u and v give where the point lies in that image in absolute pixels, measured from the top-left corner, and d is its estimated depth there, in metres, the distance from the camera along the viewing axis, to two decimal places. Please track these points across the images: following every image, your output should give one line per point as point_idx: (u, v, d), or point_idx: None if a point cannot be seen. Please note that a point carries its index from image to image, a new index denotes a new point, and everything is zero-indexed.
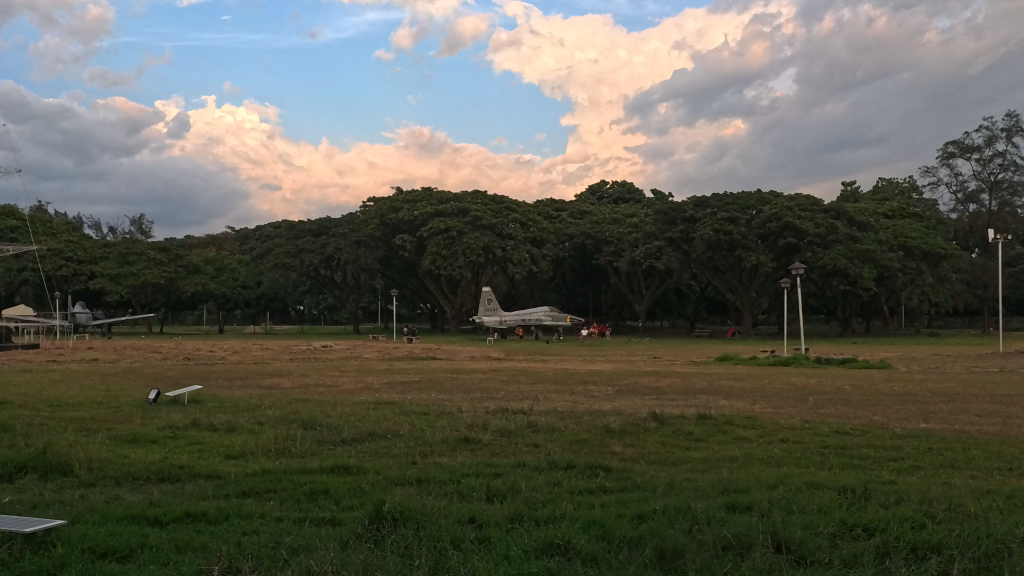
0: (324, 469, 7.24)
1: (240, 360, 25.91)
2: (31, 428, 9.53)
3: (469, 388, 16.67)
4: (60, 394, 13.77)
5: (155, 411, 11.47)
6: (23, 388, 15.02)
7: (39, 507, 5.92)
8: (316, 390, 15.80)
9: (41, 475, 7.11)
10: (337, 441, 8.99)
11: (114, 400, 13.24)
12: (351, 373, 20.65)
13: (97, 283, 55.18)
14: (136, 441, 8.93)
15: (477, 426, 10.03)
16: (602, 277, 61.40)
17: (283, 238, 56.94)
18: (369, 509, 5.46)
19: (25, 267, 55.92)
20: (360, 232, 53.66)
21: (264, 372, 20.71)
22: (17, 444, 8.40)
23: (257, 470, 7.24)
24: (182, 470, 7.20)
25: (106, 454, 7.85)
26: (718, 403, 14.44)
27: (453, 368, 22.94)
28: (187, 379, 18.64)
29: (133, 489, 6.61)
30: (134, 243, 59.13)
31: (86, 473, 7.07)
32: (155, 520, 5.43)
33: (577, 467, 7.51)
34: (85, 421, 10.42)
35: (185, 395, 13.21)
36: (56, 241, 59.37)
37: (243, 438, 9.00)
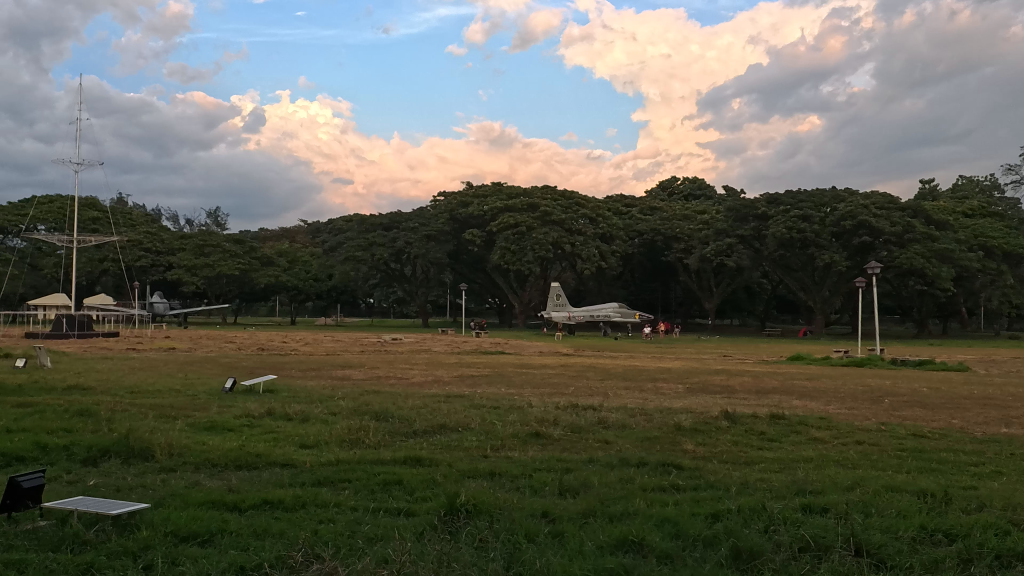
0: (397, 461, 7.30)
1: (313, 351, 26.30)
2: (114, 414, 9.83)
3: (539, 383, 16.67)
4: (138, 383, 14.09)
5: (231, 400, 11.70)
6: (104, 376, 15.39)
7: (122, 491, 6.08)
8: (387, 381, 15.96)
9: (124, 459, 7.29)
10: (409, 433, 9.06)
11: (192, 388, 13.52)
12: (422, 367, 20.77)
13: (175, 274, 56.65)
14: (213, 429, 9.11)
15: (548, 421, 10.02)
16: (671, 274, 60.93)
17: (354, 231, 57.58)
18: (443, 501, 5.48)
19: (106, 257, 57.47)
20: (430, 226, 54.06)
21: (335, 364, 20.92)
22: (101, 430, 8.64)
23: (332, 460, 7.33)
24: (258, 458, 7.32)
25: (187, 441, 8.02)
26: (792, 404, 14.18)
27: (522, 363, 22.96)
28: (261, 369, 18.93)
29: (212, 475, 6.75)
30: (210, 235, 60.36)
31: (166, 459, 7.24)
32: (233, 506, 5.54)
33: (648, 465, 7.47)
34: (164, 408, 10.65)
35: (259, 385, 13.47)
36: (136, 233, 60.83)
37: (318, 429, 9.13)
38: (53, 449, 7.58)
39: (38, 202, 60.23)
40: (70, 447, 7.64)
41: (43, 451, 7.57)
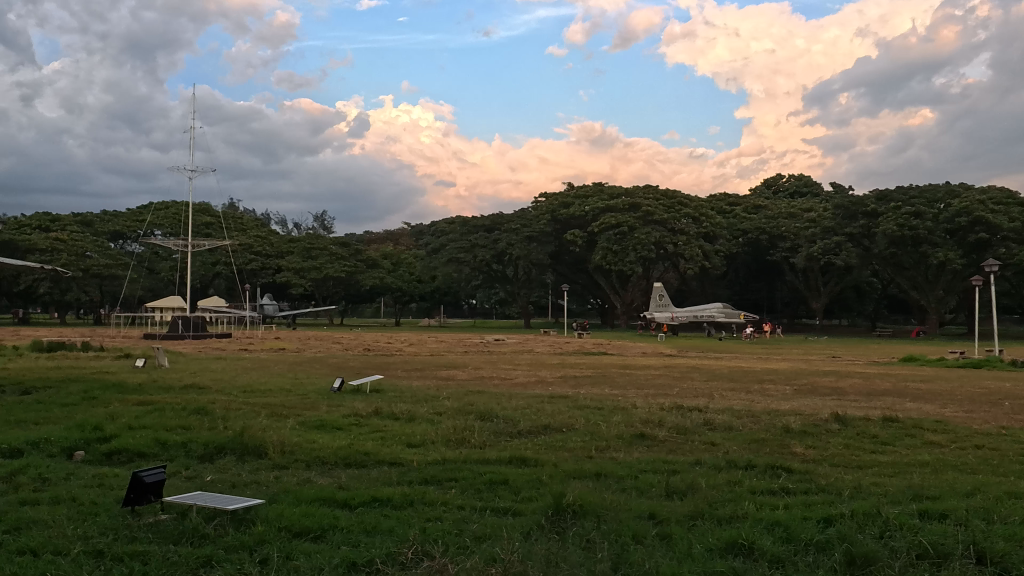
0: (503, 461, 7.34)
1: (418, 352, 26.63)
2: (229, 412, 10.14)
3: (643, 384, 16.57)
4: (252, 382, 14.53)
5: (339, 400, 11.97)
6: (219, 375, 15.92)
7: (238, 486, 6.26)
8: (492, 382, 16.06)
9: (238, 456, 7.53)
10: (514, 433, 9.10)
11: (302, 387, 13.90)
12: (526, 367, 20.85)
13: (284, 276, 58.25)
14: (323, 428, 9.31)
15: (652, 422, 9.95)
16: (777, 274, 59.76)
17: (457, 233, 58.18)
18: (550, 501, 5.48)
19: (219, 261, 59.45)
20: (531, 227, 54.28)
21: (440, 364, 21.15)
22: (217, 427, 8.94)
23: (438, 459, 7.41)
24: (367, 456, 7.46)
25: (298, 439, 8.22)
26: (905, 406, 13.73)
27: (625, 364, 22.91)
28: (367, 369, 19.32)
29: (323, 472, 6.90)
30: (317, 238, 61.80)
31: (279, 457, 7.43)
32: (343, 503, 5.65)
33: (757, 468, 7.34)
34: (276, 406, 10.96)
35: (366, 384, 13.77)
36: (247, 237, 62.65)
37: (424, 428, 9.25)
38: (173, 446, 7.86)
39: (154, 208, 62.67)
40: (188, 444, 7.92)
41: (163, 446, 7.87)
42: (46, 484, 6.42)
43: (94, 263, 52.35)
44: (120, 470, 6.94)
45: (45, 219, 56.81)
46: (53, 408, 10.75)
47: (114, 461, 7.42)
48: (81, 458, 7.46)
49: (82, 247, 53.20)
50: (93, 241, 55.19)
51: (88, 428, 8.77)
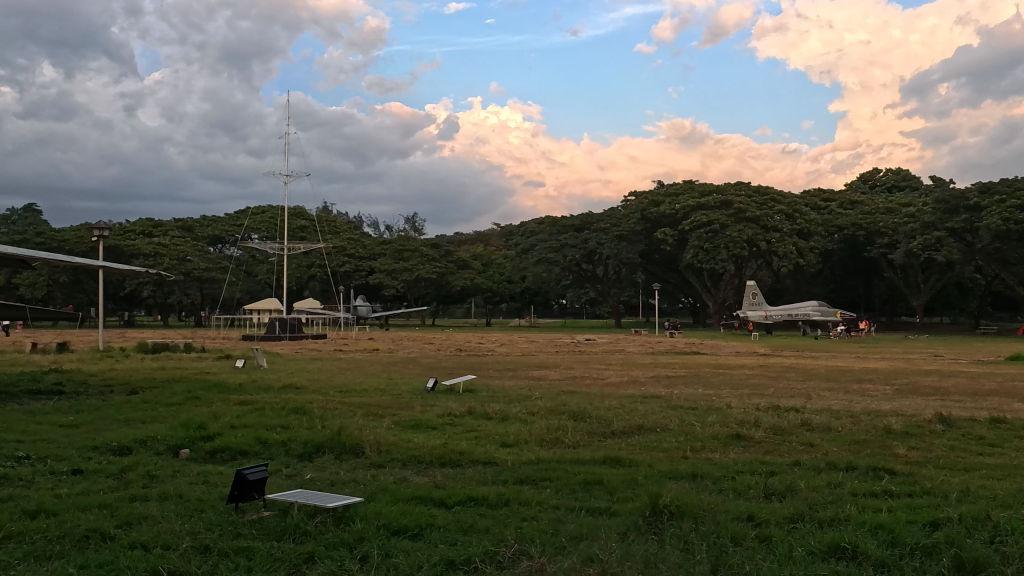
0: (597, 461, 7.31)
1: (509, 352, 26.72)
2: (327, 412, 10.33)
3: (736, 384, 16.35)
4: (347, 382, 14.81)
5: (433, 399, 12.11)
6: (315, 375, 16.29)
7: (337, 484, 6.38)
8: (583, 382, 16.02)
9: (336, 455, 7.67)
10: (607, 433, 9.06)
11: (396, 387, 14.09)
12: (617, 366, 20.76)
13: (377, 278, 59.20)
14: (418, 426, 9.43)
15: (748, 422, 9.79)
16: (874, 271, 58.22)
17: (547, 233, 58.40)
18: (646, 501, 5.44)
19: (313, 264, 60.72)
20: (621, 226, 54.01)
21: (531, 364, 21.19)
22: (315, 426, 9.10)
23: (532, 458, 7.43)
24: (461, 456, 7.51)
25: (393, 438, 8.35)
26: (1013, 407, 13.22)
27: (718, 363, 22.59)
28: (459, 368, 19.51)
29: (418, 471, 6.98)
30: (409, 240, 62.56)
31: (376, 455, 7.53)
32: (440, 501, 5.70)
33: (857, 469, 7.17)
34: (372, 406, 11.15)
35: (460, 384, 13.92)
36: (341, 239, 63.79)
37: (518, 428, 9.27)
38: (272, 445, 8.05)
39: (251, 212, 64.31)
40: (288, 443, 8.09)
41: (264, 445, 8.05)
42: (154, 480, 6.64)
43: (195, 266, 53.96)
44: (225, 467, 7.15)
45: (148, 225, 58.81)
46: (160, 407, 11.12)
47: (218, 459, 7.63)
48: (187, 455, 7.71)
49: (183, 251, 54.89)
50: (193, 245, 56.91)
51: (193, 426, 9.06)
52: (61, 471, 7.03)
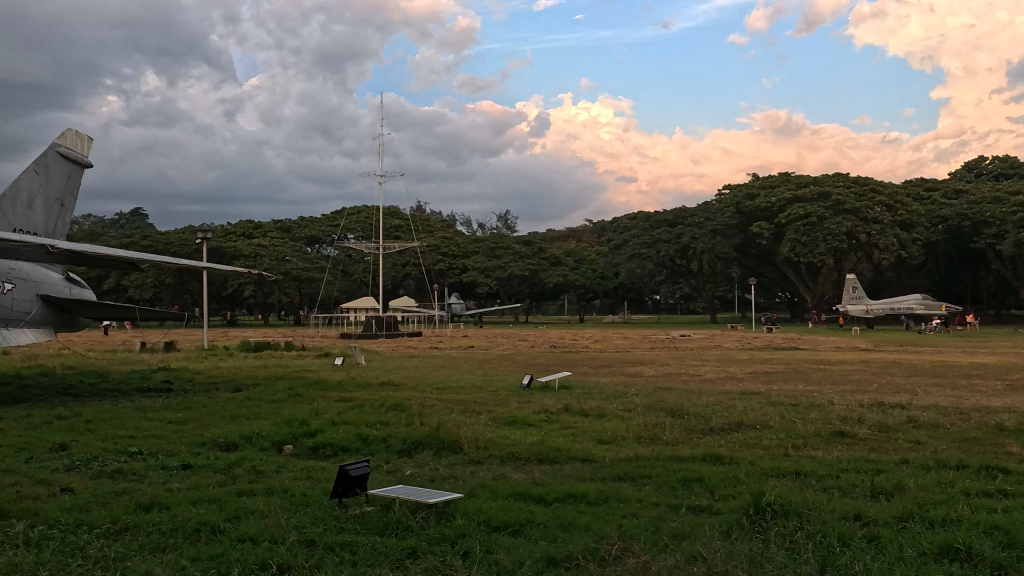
0: (697, 458, 7.24)
1: (604, 349, 26.54)
2: (425, 409, 10.44)
3: (839, 379, 15.93)
4: (444, 379, 14.96)
5: (529, 396, 12.14)
6: (412, 372, 16.50)
7: (436, 480, 6.45)
8: (680, 378, 15.83)
9: (435, 452, 7.76)
10: (705, 430, 8.94)
11: (492, 384, 14.15)
12: (714, 363, 20.44)
13: (471, 275, 59.59)
14: (515, 423, 9.46)
15: (852, 419, 9.54)
16: (981, 262, 56.18)
17: (640, 228, 58.18)
18: (748, 500, 5.36)
19: (408, 263, 61.44)
20: (716, 221, 53.33)
21: (627, 361, 21.01)
22: (414, 423, 9.22)
23: (631, 456, 7.38)
24: (559, 452, 7.51)
25: (491, 435, 8.39)
26: None
27: (819, 359, 21.97)
28: (555, 366, 19.47)
29: (517, 468, 7.00)
30: (501, 238, 62.84)
31: (474, 452, 7.59)
32: (539, 498, 5.72)
33: (968, 468, 6.93)
34: (469, 403, 11.24)
35: (555, 380, 13.86)
36: (435, 238, 64.42)
37: (614, 425, 9.21)
38: (373, 441, 8.17)
39: (347, 213, 65.35)
40: (388, 439, 8.21)
41: (365, 441, 8.19)
42: (259, 475, 6.82)
43: (293, 266, 55.10)
44: (327, 463, 7.30)
45: (249, 227, 60.32)
46: (265, 404, 11.39)
47: (320, 454, 7.79)
48: (290, 451, 7.89)
49: (282, 252, 56.09)
50: (291, 245, 58.14)
51: (296, 423, 9.24)
52: (172, 466, 7.27)
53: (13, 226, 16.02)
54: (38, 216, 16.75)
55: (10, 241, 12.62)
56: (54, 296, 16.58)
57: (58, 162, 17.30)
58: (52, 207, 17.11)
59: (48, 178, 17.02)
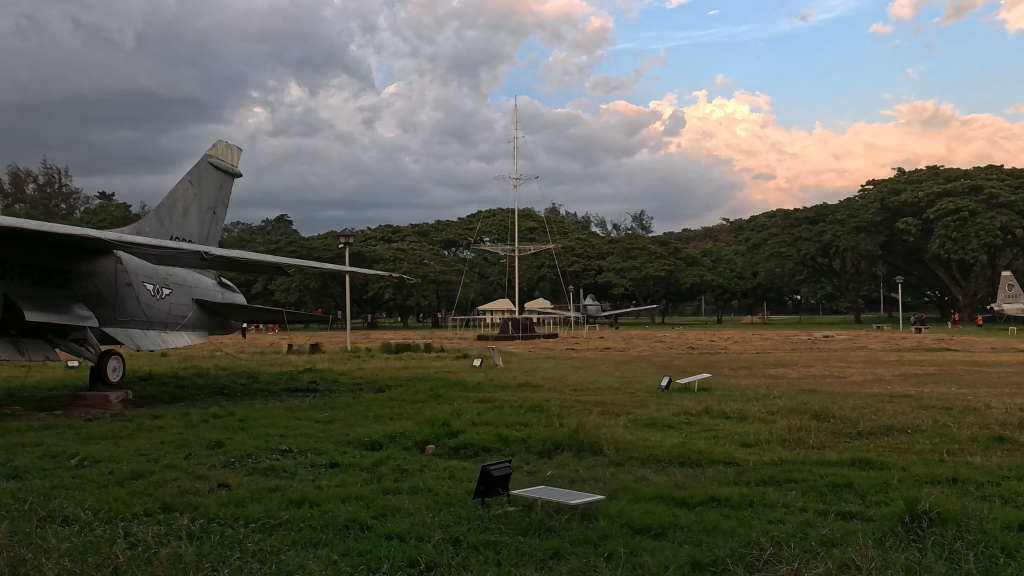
0: (845, 463, 7.02)
1: (743, 350, 26.11)
2: (564, 410, 10.47)
3: (995, 381, 15.22)
4: (581, 380, 15.03)
5: (668, 397, 12.04)
6: (550, 374, 16.57)
7: (578, 482, 6.46)
8: (824, 380, 15.41)
9: (575, 453, 7.78)
10: (853, 434, 8.66)
11: (630, 385, 14.10)
12: (860, 364, 19.82)
13: (606, 277, 59.49)
14: (655, 426, 9.38)
15: (1012, 424, 9.07)
16: None
17: (779, 226, 56.91)
18: (902, 507, 5.16)
19: (544, 265, 61.79)
20: (859, 217, 51.60)
21: (768, 362, 20.62)
22: (553, 424, 9.26)
23: (776, 459, 7.22)
24: (701, 456, 7.40)
25: (631, 437, 8.34)
26: None
27: (974, 360, 21.01)
28: (695, 367, 19.26)
29: (658, 471, 6.95)
30: (637, 238, 62.43)
31: (614, 454, 7.57)
32: (682, 501, 5.65)
33: None
34: (609, 404, 11.20)
35: (695, 382, 13.70)
36: (569, 239, 64.52)
37: (758, 427, 9.04)
38: (513, 442, 8.25)
39: (483, 216, 66.18)
40: (528, 439, 8.27)
41: (506, 442, 8.27)
42: (404, 474, 6.96)
43: (431, 270, 56.16)
44: (469, 463, 7.41)
45: (388, 231, 61.85)
46: (407, 404, 11.67)
47: (462, 454, 7.91)
48: (433, 451, 8.03)
49: (420, 255, 57.23)
50: (429, 249, 59.27)
51: (438, 423, 9.41)
52: (320, 464, 7.51)
53: (170, 234, 16.87)
54: (193, 224, 17.58)
55: (169, 249, 13.25)
56: (207, 300, 17.36)
57: (210, 172, 18.10)
58: (205, 215, 17.92)
59: (201, 188, 17.83)
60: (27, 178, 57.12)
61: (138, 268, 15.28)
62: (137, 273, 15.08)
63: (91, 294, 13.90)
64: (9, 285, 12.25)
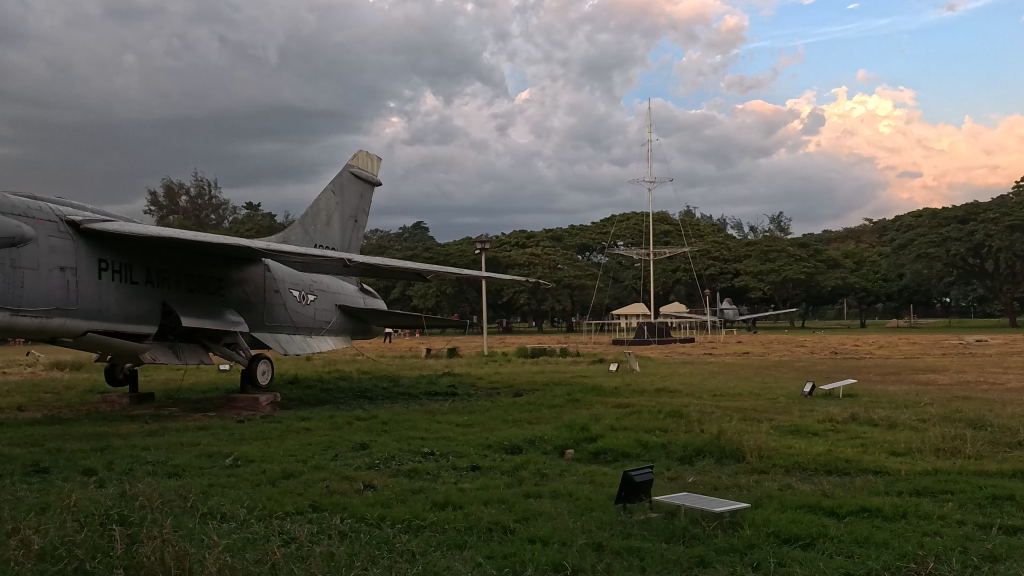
0: (1005, 473, 6.69)
1: (890, 355, 25.18)
2: (704, 416, 10.30)
3: None
4: (721, 386, 14.78)
5: (812, 404, 11.75)
6: (688, 379, 16.38)
7: (720, 488, 6.37)
8: (979, 387, 14.69)
9: (717, 459, 7.68)
10: (1013, 444, 8.25)
11: (771, 391, 13.80)
12: (1020, 371, 18.76)
13: (743, 280, 58.39)
14: (799, 433, 9.16)
15: None
16: None
17: (926, 226, 54.67)
18: None
19: (679, 268, 61.17)
20: (1014, 216, 49.03)
21: (917, 368, 19.79)
22: (693, 430, 9.15)
23: (928, 469, 6.94)
24: (849, 464, 7.18)
25: (774, 444, 8.16)
26: None
27: None
28: (839, 372, 18.67)
29: (804, 479, 6.78)
30: (775, 241, 61.03)
31: (758, 461, 7.43)
32: (831, 510, 5.50)
33: None
34: (749, 411, 11.00)
35: (839, 388, 13.28)
36: (705, 243, 63.57)
37: (908, 435, 8.69)
38: (653, 447, 8.20)
39: (617, 220, 65.93)
40: (668, 446, 8.19)
41: (645, 447, 8.22)
42: (544, 479, 7.01)
43: (565, 274, 56.30)
44: (610, 468, 7.40)
45: (522, 236, 62.35)
46: (545, 408, 11.75)
47: (602, 459, 7.91)
48: (572, 455, 8.06)
49: (554, 260, 57.43)
50: (564, 253, 59.43)
51: (576, 427, 9.43)
52: (462, 467, 7.63)
53: (315, 242, 17.47)
54: (336, 232, 18.13)
55: (314, 256, 13.68)
56: (350, 306, 17.91)
57: (352, 182, 18.62)
58: (347, 223, 18.47)
59: (343, 197, 18.39)
60: (180, 190, 60.03)
61: (285, 275, 15.87)
62: (284, 280, 15.66)
63: (241, 301, 14.49)
64: (167, 292, 12.87)
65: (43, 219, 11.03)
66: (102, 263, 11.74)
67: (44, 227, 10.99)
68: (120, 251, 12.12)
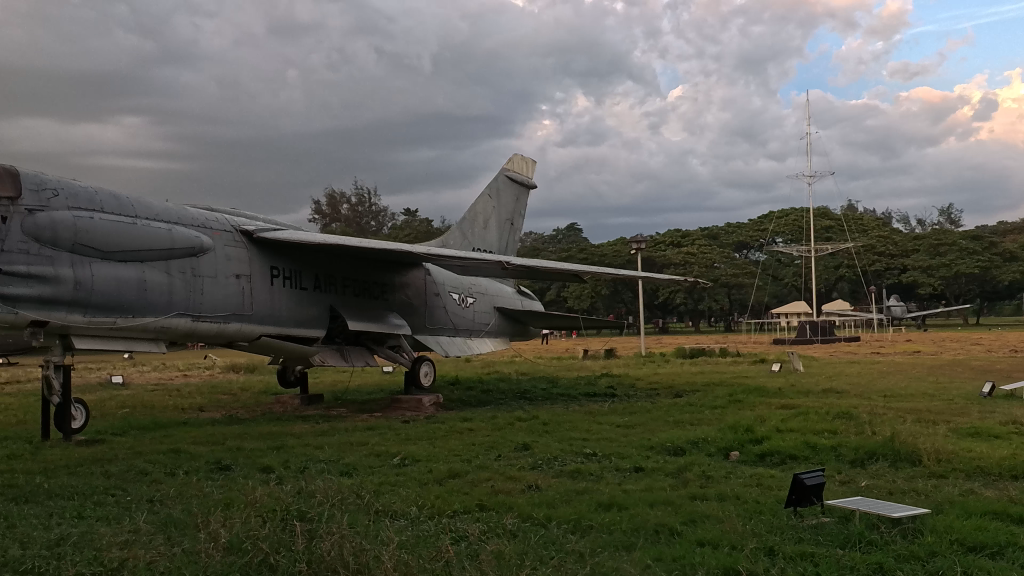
0: None
1: None
2: (874, 417, 9.95)
3: None
4: (891, 386, 14.20)
5: (992, 404, 11.14)
6: (854, 379, 15.84)
7: (897, 493, 6.13)
8: None
9: (891, 463, 7.40)
10: None
11: (946, 392, 13.17)
12: None
13: (911, 275, 55.89)
14: (978, 435, 8.73)
15: None
16: None
17: None
18: None
19: (842, 264, 59.07)
20: None
21: None
22: (864, 432, 8.84)
23: None
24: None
25: (952, 447, 7.79)
26: None
27: None
28: (1021, 372, 17.59)
29: (987, 483, 6.46)
30: (945, 233, 58.10)
31: (935, 465, 7.11)
32: (1018, 518, 5.22)
33: None
34: (923, 412, 10.56)
35: (1021, 389, 12.55)
36: (869, 237, 61.20)
37: None
38: (822, 449, 7.96)
39: (775, 215, 64.26)
40: (838, 448, 7.96)
41: (814, 450, 8.00)
42: (710, 480, 6.92)
43: (723, 272, 55.29)
44: (777, 471, 7.24)
45: (677, 236, 61.66)
46: (706, 410, 11.59)
47: (769, 462, 7.74)
48: (737, 458, 7.92)
49: (711, 259, 56.51)
50: (720, 251, 58.44)
51: (741, 429, 9.26)
52: (625, 468, 7.62)
53: (473, 246, 17.79)
54: (493, 235, 18.41)
55: (474, 260, 13.93)
56: (508, 308, 18.15)
57: (508, 186, 18.86)
58: (504, 226, 18.72)
59: (500, 201, 18.64)
60: (342, 199, 62.28)
61: (446, 279, 16.24)
62: (444, 283, 16.03)
63: (405, 304, 14.91)
64: (335, 296, 13.37)
65: (219, 230, 11.65)
66: (274, 271, 12.30)
67: (221, 236, 11.61)
68: (290, 258, 12.68)
